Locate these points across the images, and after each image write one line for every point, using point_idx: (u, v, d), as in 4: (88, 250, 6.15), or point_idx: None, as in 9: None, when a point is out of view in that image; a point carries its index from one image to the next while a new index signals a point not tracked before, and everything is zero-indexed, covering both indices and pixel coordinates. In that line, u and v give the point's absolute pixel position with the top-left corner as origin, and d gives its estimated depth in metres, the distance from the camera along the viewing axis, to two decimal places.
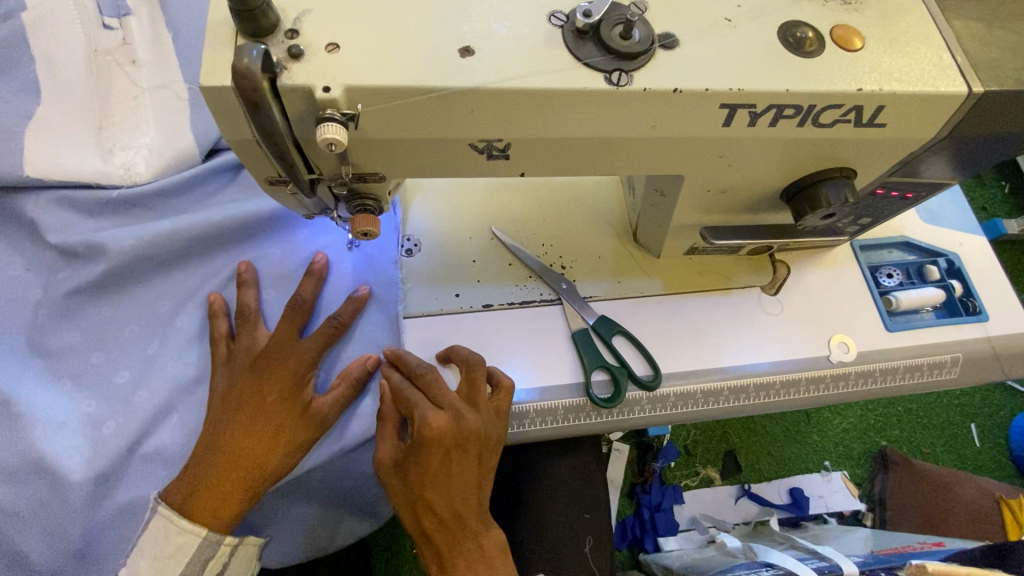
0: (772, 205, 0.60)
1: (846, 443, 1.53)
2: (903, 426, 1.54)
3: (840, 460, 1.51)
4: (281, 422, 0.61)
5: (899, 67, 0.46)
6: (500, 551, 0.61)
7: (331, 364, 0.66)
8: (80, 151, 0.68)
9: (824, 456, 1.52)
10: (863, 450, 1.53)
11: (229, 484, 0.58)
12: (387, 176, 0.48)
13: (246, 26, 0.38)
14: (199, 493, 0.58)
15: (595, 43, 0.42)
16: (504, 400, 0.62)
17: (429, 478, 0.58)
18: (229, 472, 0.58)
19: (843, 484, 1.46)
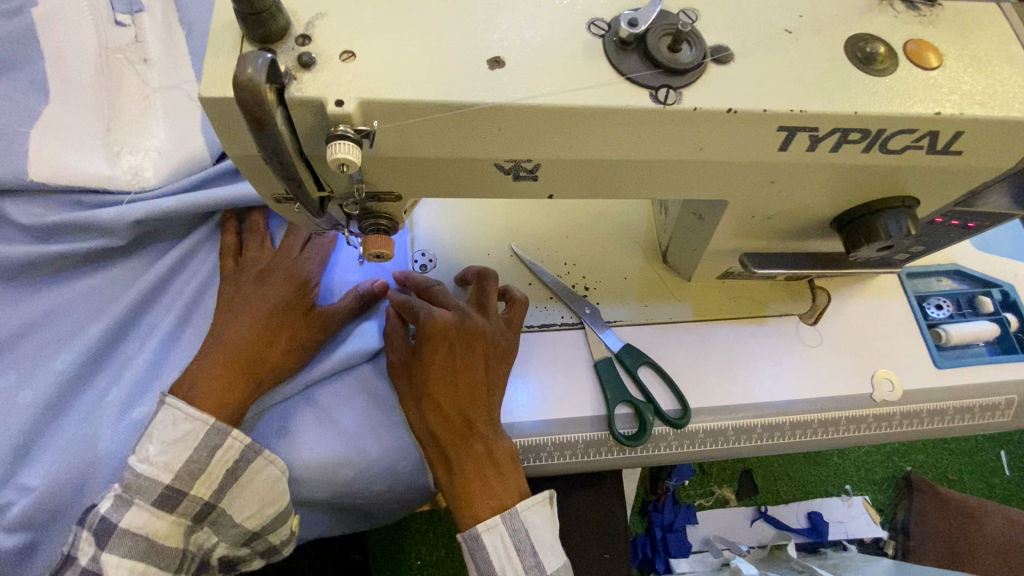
0: (821, 232, 0.54)
1: (868, 467, 1.48)
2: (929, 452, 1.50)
3: (862, 484, 1.47)
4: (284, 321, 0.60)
5: (981, 88, 0.40)
6: (512, 460, 0.57)
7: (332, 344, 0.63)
8: (83, 152, 0.64)
9: (845, 479, 1.47)
10: (885, 474, 1.48)
11: (233, 377, 0.56)
12: (404, 196, 0.44)
13: (252, 31, 0.34)
14: (205, 382, 0.55)
15: (640, 56, 0.37)
16: (517, 314, 0.63)
17: (433, 369, 0.57)
18: (233, 365, 0.57)
19: (864, 509, 1.40)
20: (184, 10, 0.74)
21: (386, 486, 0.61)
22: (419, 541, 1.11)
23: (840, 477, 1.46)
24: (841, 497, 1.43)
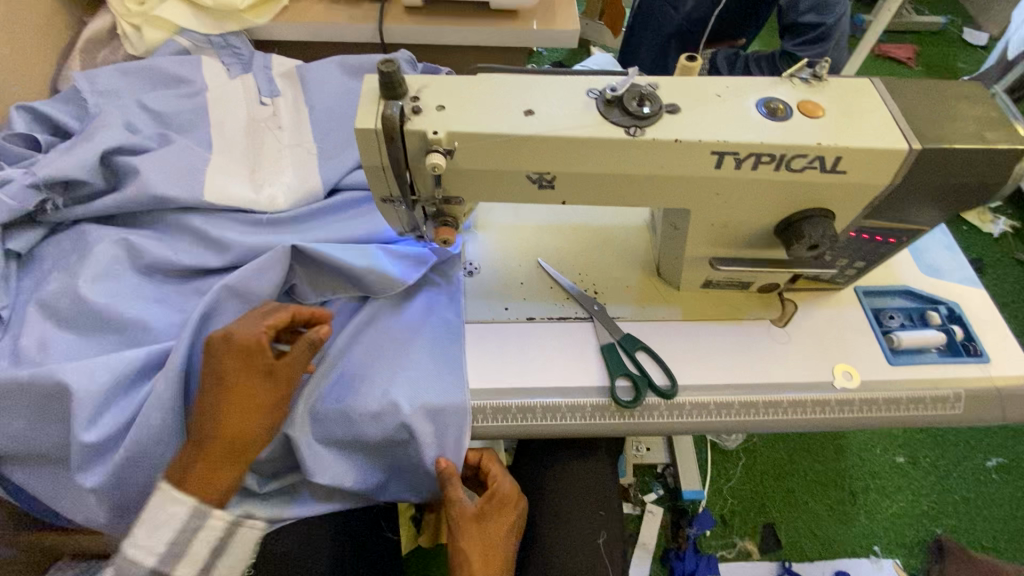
0: (769, 240, 0.73)
1: (897, 529, 1.55)
2: (961, 517, 1.56)
3: (893, 546, 1.52)
4: (261, 403, 0.66)
5: (852, 129, 0.61)
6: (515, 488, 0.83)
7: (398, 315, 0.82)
8: (237, 184, 0.91)
9: (874, 540, 1.53)
10: (918, 539, 1.54)
11: (224, 462, 0.65)
12: (465, 200, 0.66)
13: (387, 92, 0.58)
14: (197, 465, 0.64)
15: (619, 108, 0.60)
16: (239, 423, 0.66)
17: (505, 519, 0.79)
18: (223, 441, 0.64)
19: (895, 574, 1.46)
20: (309, 95, 1.04)
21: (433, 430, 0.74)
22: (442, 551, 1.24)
23: (868, 538, 1.53)
24: (870, 558, 1.50)
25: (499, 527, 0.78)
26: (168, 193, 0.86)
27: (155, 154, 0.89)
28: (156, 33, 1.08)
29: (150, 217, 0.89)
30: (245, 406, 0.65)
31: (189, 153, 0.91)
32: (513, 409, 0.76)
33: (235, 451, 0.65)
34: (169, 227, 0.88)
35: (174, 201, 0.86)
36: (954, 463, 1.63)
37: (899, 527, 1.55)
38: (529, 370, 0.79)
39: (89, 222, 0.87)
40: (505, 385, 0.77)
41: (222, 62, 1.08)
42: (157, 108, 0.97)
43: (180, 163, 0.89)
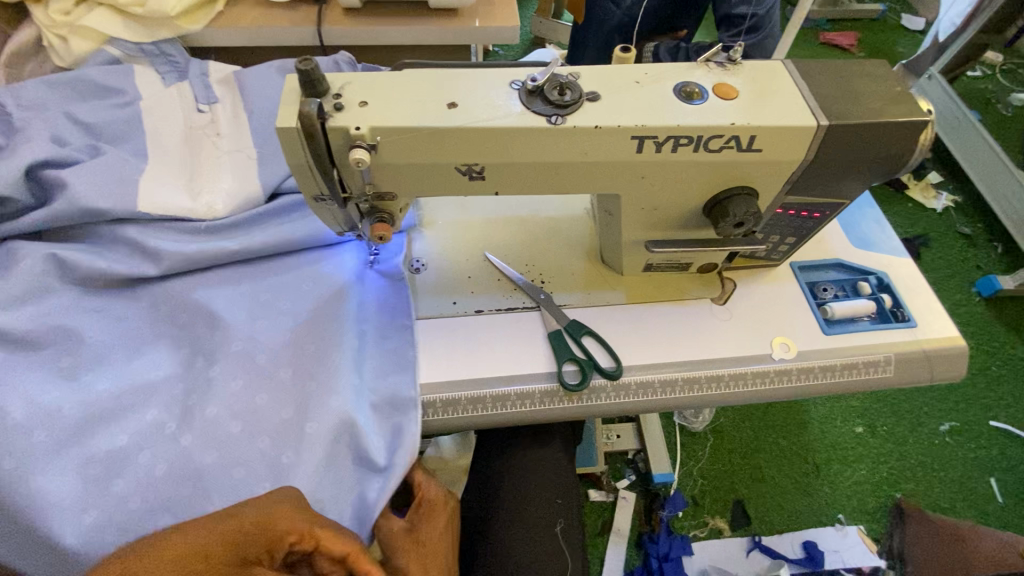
0: (700, 221, 0.75)
1: (860, 497, 1.61)
2: (919, 480, 1.63)
3: (856, 514, 1.58)
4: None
5: (764, 109, 0.63)
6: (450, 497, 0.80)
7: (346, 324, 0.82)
8: (175, 194, 0.89)
9: (838, 509, 1.59)
10: (879, 505, 1.60)
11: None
12: (398, 195, 0.67)
13: (307, 90, 0.58)
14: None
15: (541, 98, 0.61)
16: None
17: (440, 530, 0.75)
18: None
19: (859, 539, 1.52)
20: (248, 101, 1.03)
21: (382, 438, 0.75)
22: None
23: (833, 507, 1.59)
24: (835, 526, 1.55)
25: (434, 534, 0.74)
26: (100, 205, 0.83)
27: (84, 166, 0.87)
28: (83, 43, 1.05)
29: (83, 231, 0.86)
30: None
31: (121, 164, 0.89)
32: (463, 401, 0.77)
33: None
34: (104, 240, 0.86)
35: (107, 213, 0.84)
36: (909, 430, 1.70)
37: (860, 496, 1.61)
38: (478, 361, 0.80)
39: (18, 240, 0.84)
40: (454, 378, 0.78)
41: (157, 70, 1.06)
42: (86, 120, 0.94)
43: (111, 174, 0.87)
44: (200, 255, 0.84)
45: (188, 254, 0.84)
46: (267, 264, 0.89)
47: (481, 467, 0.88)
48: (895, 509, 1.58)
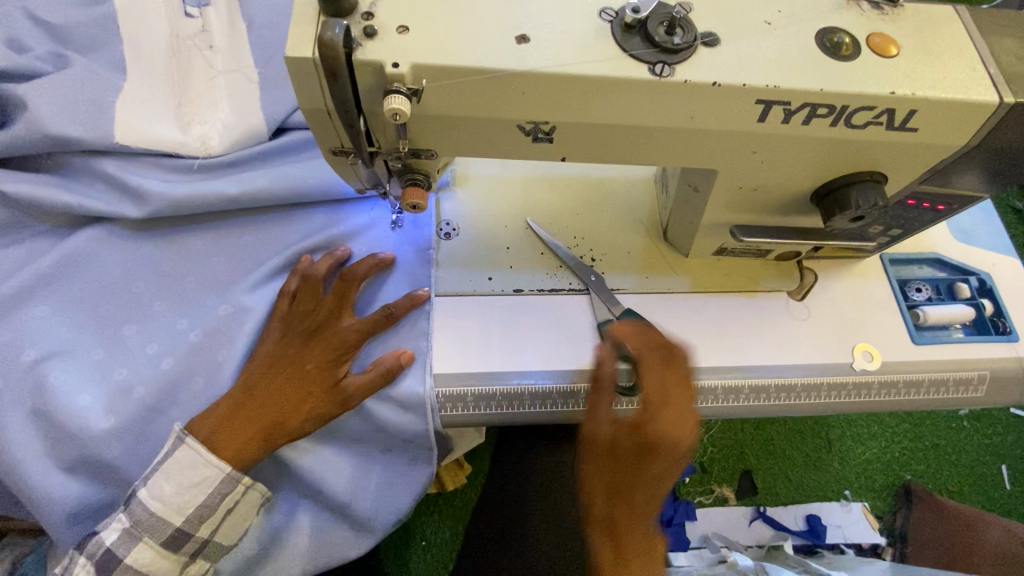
0: (803, 207, 0.61)
1: (869, 474, 1.50)
2: (929, 462, 1.51)
3: (862, 491, 1.48)
4: (311, 391, 0.65)
5: (932, 74, 0.47)
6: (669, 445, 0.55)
7: (366, 300, 0.72)
8: (160, 122, 0.74)
9: (845, 485, 1.49)
10: (887, 484, 1.49)
11: (251, 430, 0.62)
12: (439, 154, 0.52)
13: (328, 5, 0.43)
14: (224, 430, 0.62)
15: (641, 37, 0.45)
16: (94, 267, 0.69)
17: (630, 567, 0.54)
18: (256, 426, 0.63)
19: (863, 515, 1.42)
20: (247, 6, 0.85)
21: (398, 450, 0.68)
22: (425, 522, 1.18)
23: (840, 482, 1.48)
24: (840, 502, 1.45)
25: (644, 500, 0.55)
26: (69, 132, 0.69)
27: (49, 81, 0.71)
28: None
29: (51, 162, 0.72)
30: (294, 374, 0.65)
31: (93, 80, 0.73)
32: (497, 397, 0.67)
33: (280, 418, 0.63)
34: (77, 174, 0.72)
35: (78, 143, 0.69)
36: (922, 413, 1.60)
37: (868, 472, 1.50)
38: (516, 348, 0.69)
39: None
40: (488, 369, 0.68)
41: None
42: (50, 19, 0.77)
43: (80, 92, 0.71)
44: (189, 199, 0.70)
45: (173, 196, 0.70)
46: (270, 214, 0.75)
47: (508, 460, 0.81)
48: (904, 490, 1.47)
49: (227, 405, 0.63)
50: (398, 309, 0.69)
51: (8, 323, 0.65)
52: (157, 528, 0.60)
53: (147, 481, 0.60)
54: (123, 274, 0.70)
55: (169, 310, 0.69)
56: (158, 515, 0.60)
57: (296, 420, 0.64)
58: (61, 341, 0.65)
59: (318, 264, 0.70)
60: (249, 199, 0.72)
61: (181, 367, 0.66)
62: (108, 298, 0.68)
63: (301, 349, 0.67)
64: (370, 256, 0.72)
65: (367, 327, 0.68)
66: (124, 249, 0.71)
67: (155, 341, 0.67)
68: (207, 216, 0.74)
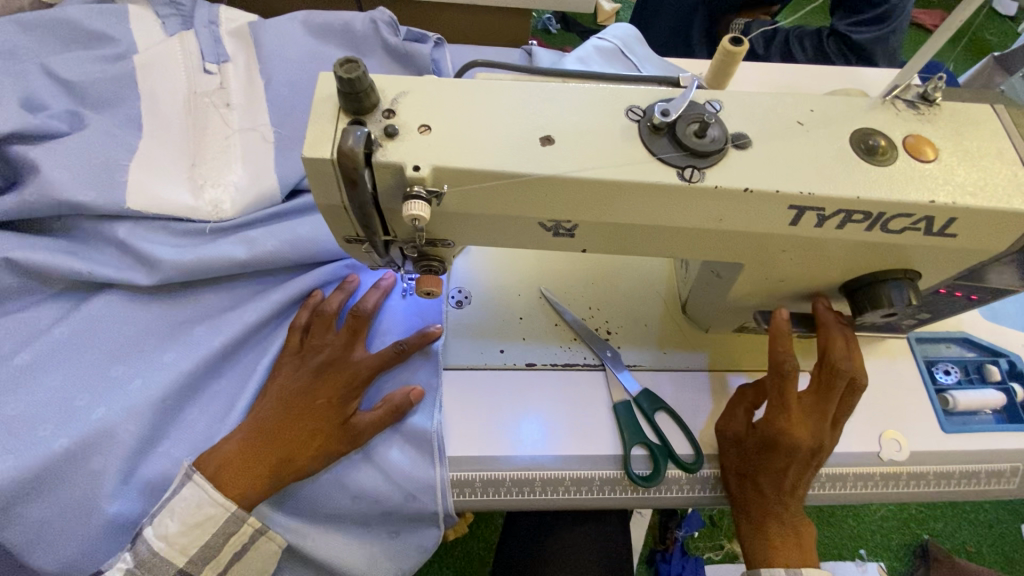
0: (830, 296, 0.59)
1: (884, 532, 1.30)
2: (948, 519, 1.31)
3: (878, 551, 1.28)
4: (320, 427, 0.63)
5: (972, 181, 0.46)
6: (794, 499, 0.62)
7: (373, 336, 0.72)
8: (174, 186, 0.73)
9: (860, 543, 1.29)
10: (903, 542, 1.29)
11: (262, 464, 0.60)
12: (456, 243, 0.50)
13: (350, 106, 0.41)
14: (234, 466, 0.59)
15: (670, 139, 0.44)
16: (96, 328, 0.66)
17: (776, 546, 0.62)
18: (266, 459, 0.60)
19: None
20: (265, 66, 0.85)
21: (400, 496, 0.64)
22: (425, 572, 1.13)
23: (855, 541, 1.29)
24: (855, 562, 1.26)
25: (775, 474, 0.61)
26: (81, 197, 0.67)
27: (63, 142, 0.70)
28: None
29: (61, 224, 0.71)
30: (304, 408, 0.63)
31: (109, 142, 0.72)
32: (507, 482, 0.64)
33: (289, 454, 0.61)
34: (87, 238, 0.70)
35: (88, 208, 0.68)
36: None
37: (884, 530, 1.30)
38: (528, 426, 0.67)
39: None
40: (498, 451, 0.65)
41: (157, 13, 0.87)
42: (68, 78, 0.76)
43: (95, 156, 0.70)
44: (199, 262, 0.69)
45: (179, 263, 0.68)
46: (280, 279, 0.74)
47: (519, 539, 0.78)
48: (921, 550, 1.27)
49: (239, 437, 0.61)
50: (410, 345, 0.68)
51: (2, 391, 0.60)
52: (158, 567, 0.56)
53: (153, 516, 0.57)
54: (128, 324, 0.67)
55: (173, 355, 0.66)
56: (160, 555, 0.56)
57: (305, 454, 0.61)
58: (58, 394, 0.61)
59: (331, 299, 0.70)
60: (256, 261, 0.71)
61: (194, 410, 0.66)
62: (116, 355, 0.65)
63: (311, 381, 0.65)
64: (374, 287, 0.71)
65: (378, 362, 0.67)
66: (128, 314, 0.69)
67: (155, 383, 0.63)
68: (216, 281, 0.72)
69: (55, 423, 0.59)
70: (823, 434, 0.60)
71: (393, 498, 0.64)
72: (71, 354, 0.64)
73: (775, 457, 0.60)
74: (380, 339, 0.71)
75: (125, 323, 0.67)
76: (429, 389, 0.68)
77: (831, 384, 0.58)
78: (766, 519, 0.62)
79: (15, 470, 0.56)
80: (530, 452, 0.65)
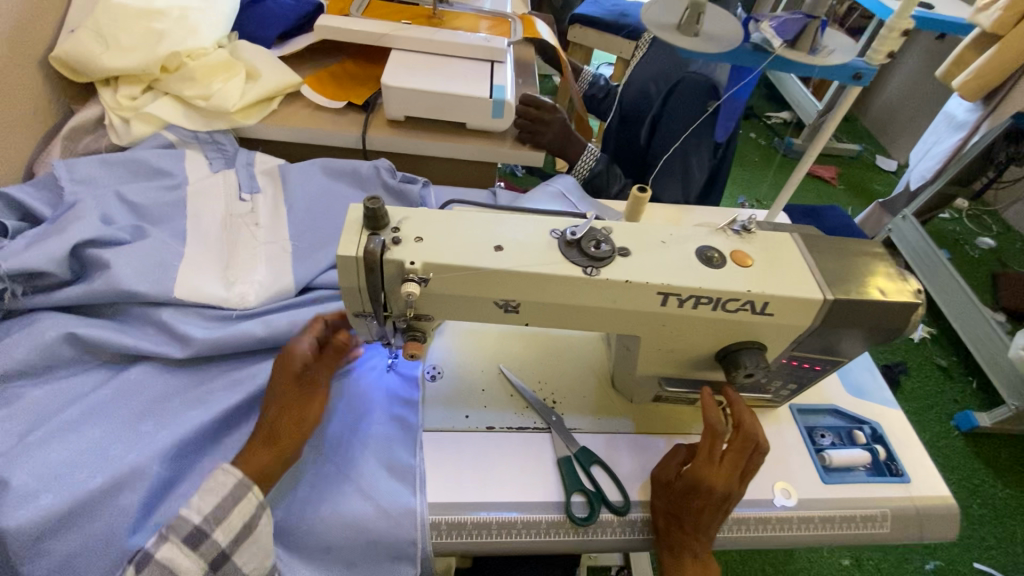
0: (711, 364, 0.80)
1: None
2: None
3: None
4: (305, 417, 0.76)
5: (775, 279, 0.70)
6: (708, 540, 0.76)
7: (363, 399, 0.86)
8: (211, 282, 0.92)
9: None
10: None
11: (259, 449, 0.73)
12: (434, 317, 0.71)
13: (370, 223, 0.64)
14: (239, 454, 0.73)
15: (577, 249, 0.67)
16: (131, 391, 0.80)
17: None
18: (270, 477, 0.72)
19: None
20: (289, 196, 1.10)
21: (383, 530, 0.73)
22: None
23: None
24: None
25: (698, 518, 0.75)
26: (137, 287, 0.86)
27: (129, 246, 0.90)
28: (143, 127, 1.13)
29: (113, 309, 0.88)
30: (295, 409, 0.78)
31: (164, 248, 0.93)
32: (468, 525, 0.76)
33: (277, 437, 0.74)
34: (133, 320, 0.87)
35: (141, 295, 0.86)
36: (813, 557, 1.78)
37: None
38: (488, 478, 0.81)
39: (49, 312, 0.85)
40: (464, 499, 0.78)
41: (207, 157, 1.15)
42: (135, 201, 0.98)
43: (153, 257, 0.90)
44: (224, 338, 0.85)
45: (208, 339, 0.84)
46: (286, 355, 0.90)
47: None
48: None
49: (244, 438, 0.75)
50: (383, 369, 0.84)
51: (51, 442, 0.72)
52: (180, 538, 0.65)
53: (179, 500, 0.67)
54: (158, 390, 0.82)
55: (195, 411, 0.80)
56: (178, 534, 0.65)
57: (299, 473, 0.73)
58: (95, 443, 0.73)
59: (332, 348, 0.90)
60: (269, 338, 0.88)
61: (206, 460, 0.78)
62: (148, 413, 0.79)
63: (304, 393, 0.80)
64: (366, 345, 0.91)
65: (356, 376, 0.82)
66: (158, 381, 0.83)
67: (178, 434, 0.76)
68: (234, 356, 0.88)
69: (92, 467, 0.71)
70: (733, 485, 0.75)
71: (376, 532, 0.73)
72: (108, 412, 0.77)
73: (695, 499, 0.74)
74: (372, 398, 0.86)
75: (156, 389, 0.82)
76: (411, 438, 0.83)
77: (744, 444, 0.76)
78: (684, 554, 0.75)
79: (57, 503, 0.67)
80: (487, 499, 0.78)
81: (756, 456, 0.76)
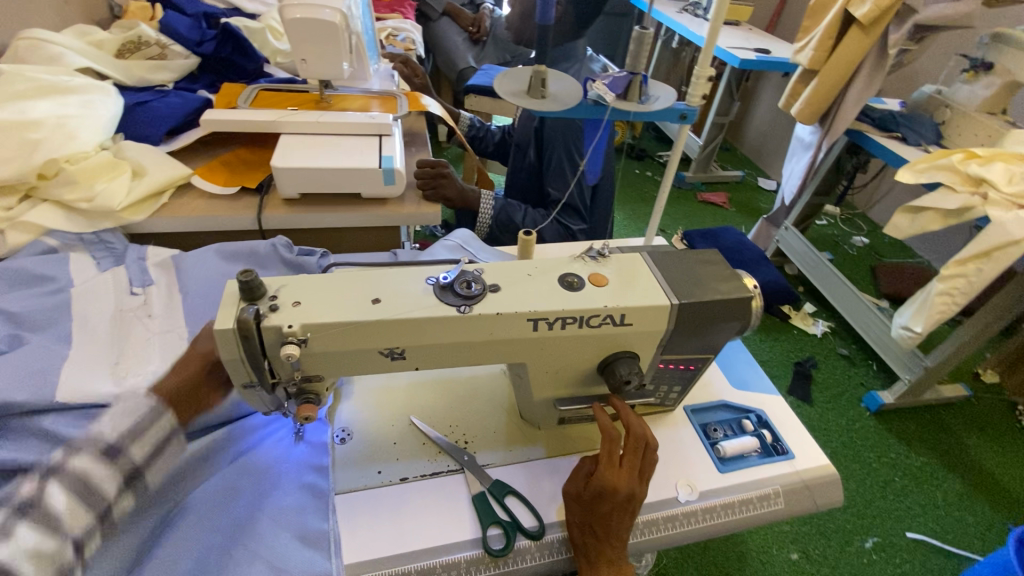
0: (597, 379, 0.88)
1: None
2: None
3: None
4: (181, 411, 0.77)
5: (629, 292, 0.79)
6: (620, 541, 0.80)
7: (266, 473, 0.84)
8: (100, 381, 0.90)
9: None
10: None
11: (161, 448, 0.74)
12: (325, 376, 0.74)
13: (246, 294, 0.67)
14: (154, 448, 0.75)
15: (451, 292, 0.74)
16: None
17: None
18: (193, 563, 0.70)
19: None
20: (185, 283, 1.11)
21: None
22: None
23: None
24: None
25: (609, 521, 0.78)
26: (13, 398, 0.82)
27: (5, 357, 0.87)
28: (21, 235, 1.11)
29: None
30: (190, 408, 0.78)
31: (45, 353, 0.90)
32: None
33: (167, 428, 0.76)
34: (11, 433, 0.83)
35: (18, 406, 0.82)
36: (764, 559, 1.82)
37: None
38: (404, 529, 0.81)
39: None
40: (383, 553, 0.78)
41: (94, 256, 1.14)
42: (12, 309, 0.95)
43: (33, 363, 0.87)
44: None
45: None
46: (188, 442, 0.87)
47: None
48: None
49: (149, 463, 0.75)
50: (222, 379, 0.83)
51: None
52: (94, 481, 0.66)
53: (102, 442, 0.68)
54: None
55: None
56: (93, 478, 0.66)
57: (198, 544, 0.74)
58: None
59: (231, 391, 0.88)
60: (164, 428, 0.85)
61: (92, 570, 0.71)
62: None
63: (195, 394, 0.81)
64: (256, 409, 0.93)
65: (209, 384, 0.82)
66: None
67: None
68: None
69: None
70: (634, 484, 0.80)
71: None
72: None
73: (604, 503, 0.78)
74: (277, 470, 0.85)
75: None
76: (322, 504, 0.83)
77: (637, 446, 0.82)
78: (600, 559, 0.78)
79: None
80: (400, 551, 0.79)
81: (649, 454, 0.83)
